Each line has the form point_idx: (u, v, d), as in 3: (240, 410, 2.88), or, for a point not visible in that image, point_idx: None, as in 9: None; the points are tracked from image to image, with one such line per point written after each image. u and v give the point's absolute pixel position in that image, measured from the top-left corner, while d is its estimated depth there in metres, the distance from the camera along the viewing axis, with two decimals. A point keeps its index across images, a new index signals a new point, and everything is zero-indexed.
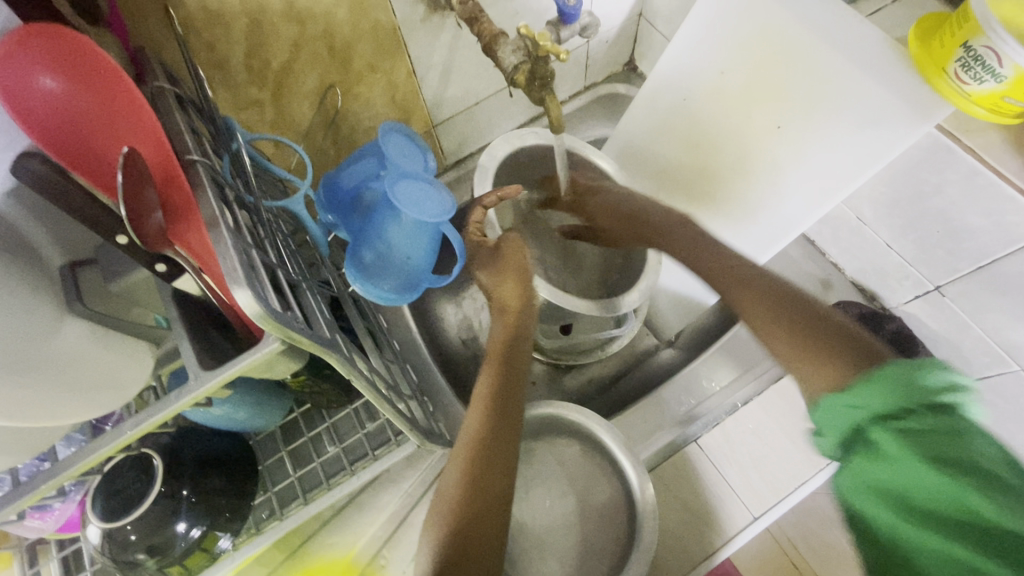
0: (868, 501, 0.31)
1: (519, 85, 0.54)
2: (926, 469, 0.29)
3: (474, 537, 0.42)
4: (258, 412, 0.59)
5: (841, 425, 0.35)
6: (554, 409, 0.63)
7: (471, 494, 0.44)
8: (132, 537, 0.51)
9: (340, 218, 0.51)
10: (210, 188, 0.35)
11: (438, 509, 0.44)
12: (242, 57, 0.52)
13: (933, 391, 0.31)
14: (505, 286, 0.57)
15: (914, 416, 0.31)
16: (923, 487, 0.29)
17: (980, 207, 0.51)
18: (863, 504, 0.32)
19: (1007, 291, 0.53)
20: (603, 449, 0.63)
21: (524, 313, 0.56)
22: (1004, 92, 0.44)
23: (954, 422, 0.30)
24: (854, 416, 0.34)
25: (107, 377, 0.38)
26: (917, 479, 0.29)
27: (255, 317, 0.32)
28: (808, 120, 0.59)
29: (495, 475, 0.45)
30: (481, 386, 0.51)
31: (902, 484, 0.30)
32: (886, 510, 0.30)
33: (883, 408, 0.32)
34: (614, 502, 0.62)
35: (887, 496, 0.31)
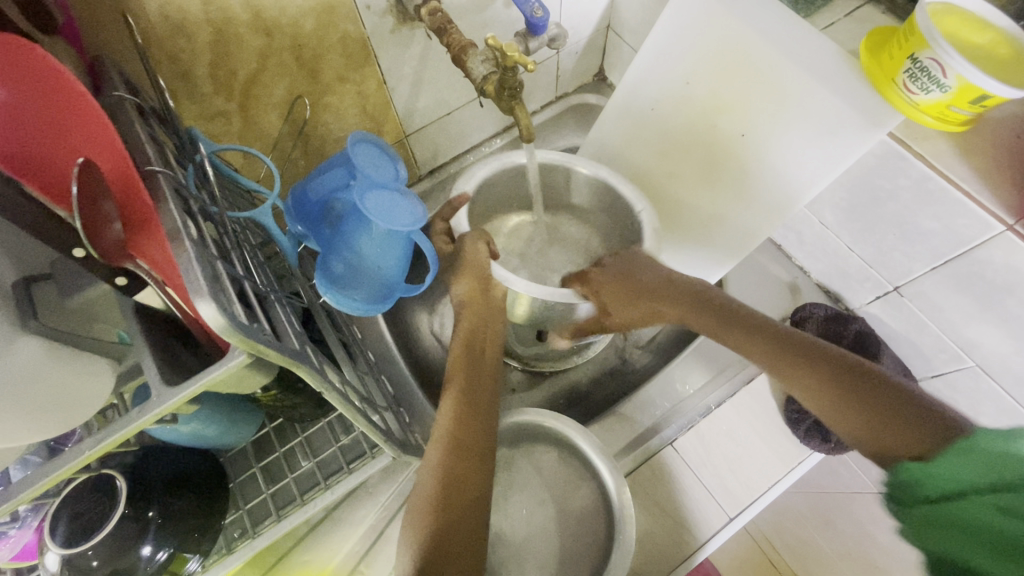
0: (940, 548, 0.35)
1: (489, 95, 0.55)
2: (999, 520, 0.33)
3: (450, 535, 0.48)
4: (228, 428, 0.58)
5: (923, 485, 0.38)
6: (530, 416, 0.63)
7: (445, 493, 0.49)
8: (93, 563, 0.49)
9: (309, 228, 0.50)
10: (172, 200, 0.34)
11: (417, 512, 0.49)
12: (207, 68, 0.52)
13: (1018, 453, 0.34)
14: (463, 285, 0.62)
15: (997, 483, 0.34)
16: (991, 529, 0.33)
17: (931, 211, 0.54)
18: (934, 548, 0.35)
19: (959, 291, 0.56)
20: (579, 454, 0.63)
21: (486, 309, 0.62)
22: (950, 102, 0.47)
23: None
24: (937, 481, 0.37)
25: (65, 397, 0.36)
26: (982, 522, 0.33)
27: (219, 330, 0.32)
28: (770, 128, 0.61)
29: (470, 482, 0.51)
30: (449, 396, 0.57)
31: (961, 531, 0.34)
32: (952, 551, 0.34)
33: (966, 478, 0.36)
34: (592, 508, 0.62)
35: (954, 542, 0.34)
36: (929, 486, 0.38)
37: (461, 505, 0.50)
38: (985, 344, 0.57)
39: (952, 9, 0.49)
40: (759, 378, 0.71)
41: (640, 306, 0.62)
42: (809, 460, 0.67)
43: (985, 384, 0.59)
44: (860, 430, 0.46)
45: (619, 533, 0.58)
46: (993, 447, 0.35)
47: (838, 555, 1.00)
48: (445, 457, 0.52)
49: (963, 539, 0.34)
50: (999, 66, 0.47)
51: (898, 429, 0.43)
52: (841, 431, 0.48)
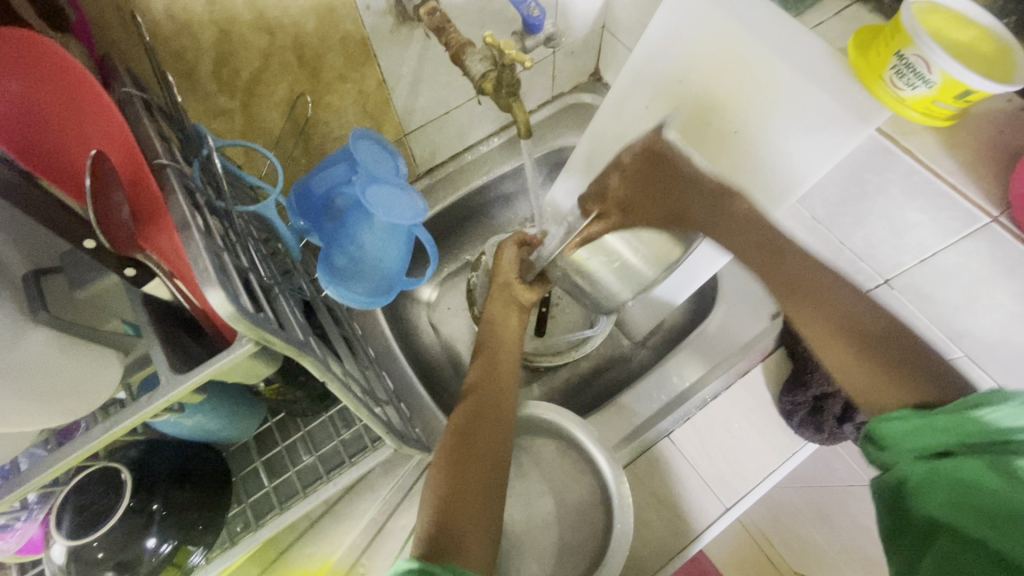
0: (916, 496, 0.40)
1: (487, 92, 0.56)
2: (981, 473, 0.38)
3: (470, 489, 0.51)
4: (232, 421, 0.59)
5: (908, 437, 0.43)
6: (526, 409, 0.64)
7: (467, 459, 0.54)
8: (98, 555, 0.49)
9: (312, 223, 0.51)
10: (180, 192, 0.35)
11: (436, 470, 0.53)
12: (211, 66, 0.53)
13: (994, 416, 0.39)
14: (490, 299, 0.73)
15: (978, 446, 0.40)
16: (971, 483, 0.38)
17: (919, 203, 0.55)
18: (912, 497, 0.40)
19: (947, 282, 0.57)
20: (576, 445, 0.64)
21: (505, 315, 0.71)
22: (934, 97, 0.49)
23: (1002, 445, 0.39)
24: (928, 439, 0.42)
25: (75, 386, 0.37)
26: (965, 477, 0.39)
27: (227, 318, 0.33)
28: (763, 125, 0.62)
29: (489, 442, 0.56)
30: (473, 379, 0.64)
31: (948, 488, 0.39)
32: (934, 499, 0.39)
33: (953, 438, 0.41)
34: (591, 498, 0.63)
35: (933, 490, 0.39)
36: (917, 442, 0.42)
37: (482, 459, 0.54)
38: (972, 333, 0.58)
39: (936, 7, 0.51)
40: (754, 370, 0.72)
41: (660, 195, 0.60)
42: (803, 450, 0.68)
43: (973, 373, 0.61)
44: (881, 385, 0.48)
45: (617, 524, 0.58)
46: (979, 413, 0.40)
47: (834, 548, 1.01)
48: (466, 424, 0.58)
49: (952, 496, 0.38)
50: (983, 62, 0.49)
51: (907, 383, 0.47)
52: (849, 382, 0.52)
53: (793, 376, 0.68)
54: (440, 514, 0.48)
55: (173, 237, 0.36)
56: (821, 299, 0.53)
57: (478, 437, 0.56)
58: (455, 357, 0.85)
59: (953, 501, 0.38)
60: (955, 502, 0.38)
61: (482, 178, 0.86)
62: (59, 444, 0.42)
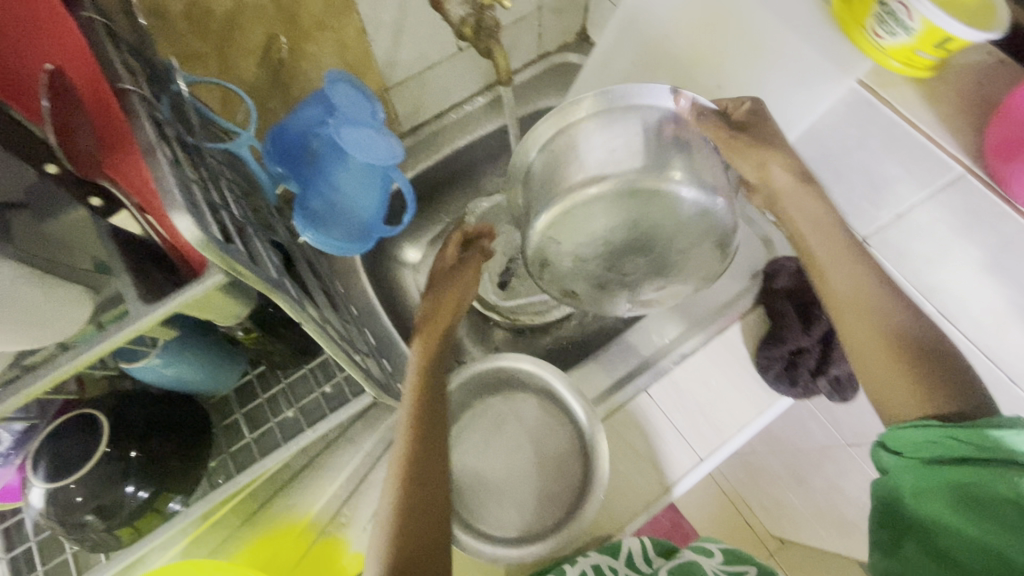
0: (923, 501, 0.43)
1: (467, 38, 0.55)
2: (989, 484, 0.40)
3: (421, 553, 0.47)
4: (211, 372, 0.58)
5: (921, 445, 0.45)
6: (501, 362, 0.64)
7: (415, 516, 0.48)
8: (76, 499, 0.50)
9: (288, 167, 0.50)
10: (146, 119, 0.34)
11: (378, 539, 0.48)
12: (182, 7, 0.51)
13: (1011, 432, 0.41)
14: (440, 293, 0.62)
15: (987, 458, 0.41)
16: (980, 492, 0.41)
17: (898, 157, 0.56)
18: (920, 500, 0.43)
19: (923, 237, 0.58)
20: (555, 394, 0.65)
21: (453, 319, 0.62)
22: (914, 46, 0.49)
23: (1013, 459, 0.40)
24: (933, 446, 0.45)
25: (41, 316, 0.35)
26: (974, 486, 0.41)
27: (195, 245, 0.32)
28: (745, 79, 0.63)
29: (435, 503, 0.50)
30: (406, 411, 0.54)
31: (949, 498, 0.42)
32: (941, 505, 0.42)
33: (964, 449, 0.43)
34: (567, 448, 0.64)
35: (942, 496, 0.42)
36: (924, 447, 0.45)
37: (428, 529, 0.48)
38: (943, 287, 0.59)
39: None
40: (732, 328, 0.73)
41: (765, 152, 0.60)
42: (779, 404, 0.70)
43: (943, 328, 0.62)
44: (897, 386, 0.51)
45: (595, 473, 0.60)
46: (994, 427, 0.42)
47: (808, 507, 1.04)
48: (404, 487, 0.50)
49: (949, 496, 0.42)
50: (967, 9, 0.48)
51: (924, 392, 0.49)
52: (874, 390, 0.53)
53: (770, 334, 0.69)
54: None
55: (139, 165, 0.36)
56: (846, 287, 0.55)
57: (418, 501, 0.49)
58: None
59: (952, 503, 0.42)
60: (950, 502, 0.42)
61: (466, 137, 0.85)
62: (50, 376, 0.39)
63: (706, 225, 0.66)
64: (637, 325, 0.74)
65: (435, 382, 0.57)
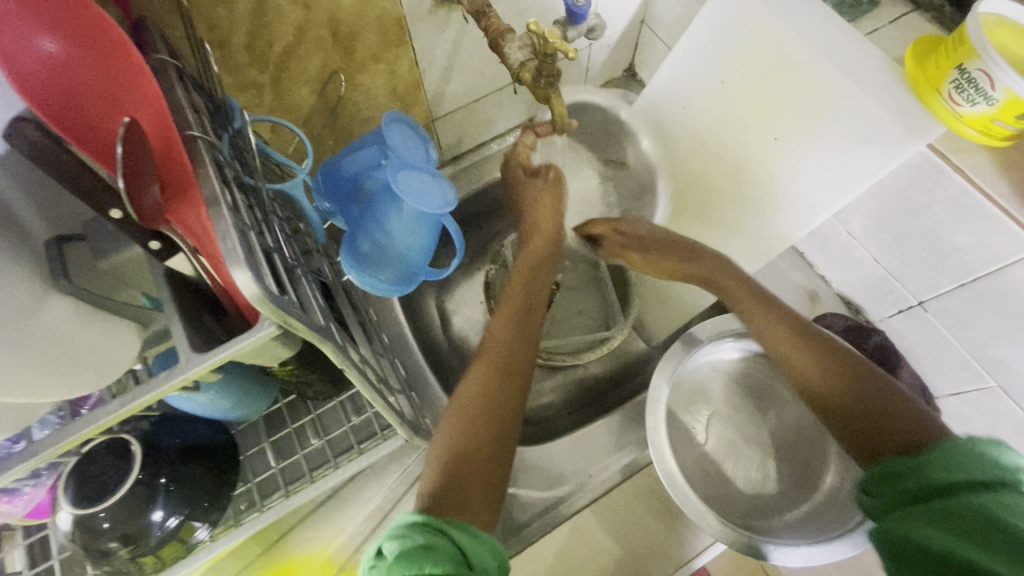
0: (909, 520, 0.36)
1: (525, 82, 0.53)
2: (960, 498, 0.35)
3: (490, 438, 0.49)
4: (243, 400, 0.56)
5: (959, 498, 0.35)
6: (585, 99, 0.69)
7: (489, 404, 0.51)
8: (104, 524, 0.49)
9: (337, 205, 0.51)
10: (212, 167, 0.34)
11: (450, 426, 0.50)
12: (245, 39, 0.51)
13: (1007, 465, 0.36)
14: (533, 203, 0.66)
15: (970, 486, 0.36)
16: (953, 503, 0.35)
17: (966, 226, 0.53)
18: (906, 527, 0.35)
19: (988, 308, 0.55)
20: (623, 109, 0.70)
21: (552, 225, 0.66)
22: (995, 116, 0.46)
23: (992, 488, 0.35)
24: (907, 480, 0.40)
25: (93, 357, 0.36)
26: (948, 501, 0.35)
27: (253, 300, 0.31)
28: (803, 136, 0.60)
29: (505, 415, 0.51)
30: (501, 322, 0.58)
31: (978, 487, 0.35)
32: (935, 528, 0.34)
33: (954, 481, 0.37)
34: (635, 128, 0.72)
35: (935, 520, 0.34)
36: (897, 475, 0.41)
37: (485, 459, 0.48)
38: (1008, 364, 0.56)
39: (1004, 21, 0.48)
40: (769, 397, 0.68)
41: (792, 325, 0.55)
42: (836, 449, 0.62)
43: (1005, 404, 0.58)
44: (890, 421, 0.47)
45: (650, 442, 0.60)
46: (983, 451, 0.37)
47: None
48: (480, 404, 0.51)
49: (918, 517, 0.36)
50: None
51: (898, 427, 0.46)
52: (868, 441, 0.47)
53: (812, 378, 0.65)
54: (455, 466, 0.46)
55: (201, 211, 0.35)
56: (800, 329, 0.54)
57: (488, 433, 0.49)
58: (464, 351, 0.83)
59: (938, 518, 0.34)
60: (938, 527, 0.34)
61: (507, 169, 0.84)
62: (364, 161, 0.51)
63: (738, 387, 0.69)
64: (678, 396, 0.67)
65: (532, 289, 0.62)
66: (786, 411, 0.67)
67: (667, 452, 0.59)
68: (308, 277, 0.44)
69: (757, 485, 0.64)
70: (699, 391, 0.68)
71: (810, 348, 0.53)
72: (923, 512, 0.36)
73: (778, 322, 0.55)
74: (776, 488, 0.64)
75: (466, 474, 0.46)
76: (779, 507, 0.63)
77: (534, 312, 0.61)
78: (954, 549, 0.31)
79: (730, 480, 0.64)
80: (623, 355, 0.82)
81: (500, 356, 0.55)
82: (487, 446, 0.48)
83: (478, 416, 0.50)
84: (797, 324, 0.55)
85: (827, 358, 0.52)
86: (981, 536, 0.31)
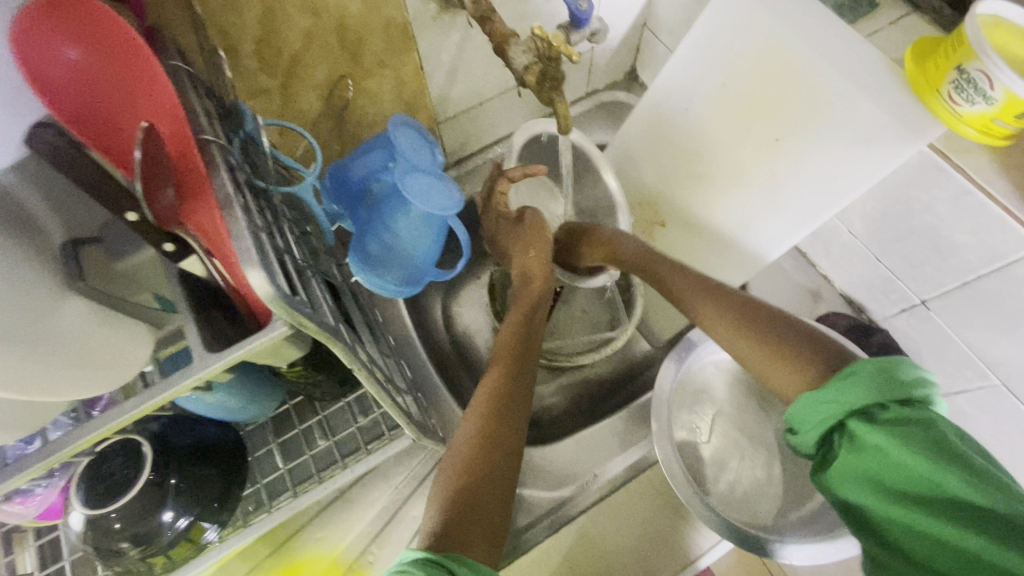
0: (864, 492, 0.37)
1: (530, 85, 0.54)
2: (906, 451, 0.36)
3: (486, 479, 0.50)
4: (251, 401, 0.57)
5: (904, 442, 0.36)
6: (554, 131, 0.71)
7: (485, 444, 0.52)
8: (115, 525, 0.49)
9: (347, 207, 0.53)
10: (225, 170, 0.35)
11: (446, 472, 0.51)
12: (253, 45, 0.51)
13: (906, 379, 0.39)
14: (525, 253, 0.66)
15: (891, 410, 0.38)
16: (905, 461, 0.36)
17: (968, 224, 0.53)
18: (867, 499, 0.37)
19: (992, 305, 0.55)
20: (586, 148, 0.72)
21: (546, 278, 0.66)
22: (995, 115, 0.46)
23: (919, 413, 0.38)
24: (831, 410, 0.40)
25: (110, 357, 0.36)
26: (903, 459, 0.36)
27: (266, 299, 0.32)
28: (804, 137, 0.61)
29: (502, 455, 0.53)
30: (497, 361, 0.61)
31: (922, 428, 0.37)
32: (904, 507, 0.36)
33: (864, 402, 0.39)
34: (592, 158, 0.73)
35: (900, 491, 0.36)
36: (823, 414, 0.40)
37: (485, 500, 0.49)
38: (1013, 362, 0.56)
39: (1002, 22, 0.48)
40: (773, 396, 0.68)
41: (712, 296, 0.55)
42: None
43: (1010, 402, 0.59)
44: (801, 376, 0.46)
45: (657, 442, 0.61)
46: (900, 370, 0.39)
47: None
48: (475, 446, 0.52)
49: (887, 483, 0.37)
50: None
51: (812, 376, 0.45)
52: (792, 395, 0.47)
53: None
54: (452, 509, 0.47)
55: (214, 214, 0.35)
56: (716, 293, 0.55)
57: (485, 474, 0.51)
58: (470, 353, 0.83)
59: (906, 492, 0.36)
60: (928, 512, 0.35)
61: None
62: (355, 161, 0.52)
63: (742, 387, 0.69)
64: (684, 397, 0.67)
65: (531, 325, 0.65)
66: None
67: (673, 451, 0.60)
68: (318, 279, 0.44)
69: (763, 484, 0.64)
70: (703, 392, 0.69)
71: (730, 312, 0.53)
72: (882, 479, 0.37)
73: (706, 297, 0.56)
74: (781, 487, 0.64)
75: (466, 516, 0.47)
76: (784, 506, 0.63)
77: (530, 348, 0.63)
78: (959, 545, 0.33)
79: (735, 479, 0.64)
80: (628, 356, 0.83)
81: (496, 393, 0.57)
82: (488, 487, 0.50)
83: (475, 457, 0.51)
84: (721, 287, 0.56)
85: (743, 319, 0.52)
86: (988, 522, 0.33)
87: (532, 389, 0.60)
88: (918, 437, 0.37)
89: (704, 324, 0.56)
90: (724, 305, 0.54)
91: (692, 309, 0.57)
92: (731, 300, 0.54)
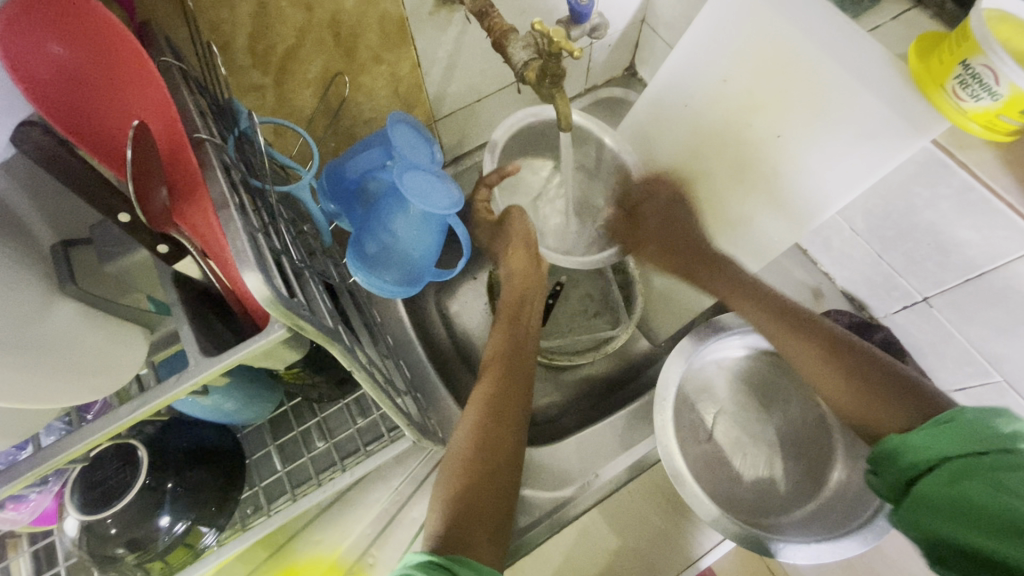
0: (924, 512, 0.40)
1: (529, 82, 0.53)
2: (968, 482, 0.38)
3: (486, 482, 0.50)
4: (248, 403, 0.56)
5: (961, 471, 0.39)
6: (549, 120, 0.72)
7: (483, 447, 0.52)
8: (111, 530, 0.49)
9: (343, 207, 0.52)
10: (220, 170, 0.34)
11: (446, 476, 0.51)
12: (246, 40, 0.50)
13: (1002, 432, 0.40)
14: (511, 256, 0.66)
15: (975, 454, 0.39)
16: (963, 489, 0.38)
17: (970, 221, 0.53)
18: (922, 516, 0.40)
19: (995, 302, 0.55)
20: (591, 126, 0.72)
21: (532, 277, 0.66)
22: (1000, 111, 0.46)
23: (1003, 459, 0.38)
24: (918, 452, 0.43)
25: (101, 363, 0.35)
26: (960, 487, 0.38)
27: (263, 302, 0.31)
28: (806, 133, 0.61)
29: (501, 457, 0.52)
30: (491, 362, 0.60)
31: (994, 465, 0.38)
32: (950, 523, 0.37)
33: (948, 447, 0.41)
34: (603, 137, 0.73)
35: (949, 510, 0.38)
36: (908, 456, 0.43)
37: (485, 503, 0.49)
38: (1015, 358, 0.56)
39: (1007, 16, 0.48)
40: (774, 394, 0.68)
41: (780, 317, 0.59)
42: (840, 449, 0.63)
43: (1011, 399, 0.59)
44: (883, 400, 0.51)
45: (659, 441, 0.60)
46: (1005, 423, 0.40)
47: None
48: (473, 448, 0.52)
49: (947, 513, 0.38)
50: None
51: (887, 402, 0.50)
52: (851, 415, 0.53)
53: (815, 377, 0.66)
54: (454, 513, 0.47)
55: (208, 215, 0.34)
56: (784, 312, 0.59)
57: (485, 476, 0.50)
58: (469, 352, 0.83)
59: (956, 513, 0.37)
60: (969, 525, 0.36)
61: None
62: (353, 168, 0.51)
63: (742, 384, 0.69)
64: (685, 395, 0.67)
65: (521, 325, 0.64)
66: (793, 409, 0.67)
67: (674, 450, 0.60)
68: (315, 280, 0.43)
69: (764, 482, 0.64)
70: (704, 390, 0.68)
71: (795, 332, 0.57)
72: (934, 501, 0.39)
73: (777, 317, 0.59)
74: (783, 485, 0.64)
75: (466, 520, 0.47)
76: (786, 504, 0.63)
77: (524, 349, 0.62)
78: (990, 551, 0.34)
79: (737, 477, 0.64)
80: (628, 354, 0.83)
81: (494, 391, 0.56)
82: (488, 492, 0.50)
83: (473, 460, 0.51)
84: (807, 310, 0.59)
85: (809, 341, 0.56)
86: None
87: (531, 389, 0.59)
88: (981, 470, 0.38)
89: (770, 337, 0.60)
90: (789, 325, 0.58)
91: (762, 324, 0.60)
92: (797, 321, 0.58)
